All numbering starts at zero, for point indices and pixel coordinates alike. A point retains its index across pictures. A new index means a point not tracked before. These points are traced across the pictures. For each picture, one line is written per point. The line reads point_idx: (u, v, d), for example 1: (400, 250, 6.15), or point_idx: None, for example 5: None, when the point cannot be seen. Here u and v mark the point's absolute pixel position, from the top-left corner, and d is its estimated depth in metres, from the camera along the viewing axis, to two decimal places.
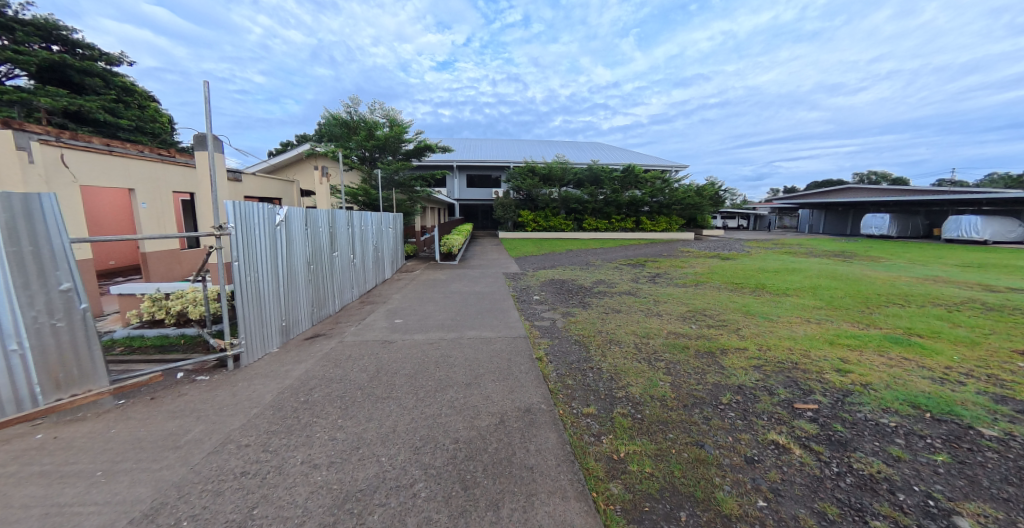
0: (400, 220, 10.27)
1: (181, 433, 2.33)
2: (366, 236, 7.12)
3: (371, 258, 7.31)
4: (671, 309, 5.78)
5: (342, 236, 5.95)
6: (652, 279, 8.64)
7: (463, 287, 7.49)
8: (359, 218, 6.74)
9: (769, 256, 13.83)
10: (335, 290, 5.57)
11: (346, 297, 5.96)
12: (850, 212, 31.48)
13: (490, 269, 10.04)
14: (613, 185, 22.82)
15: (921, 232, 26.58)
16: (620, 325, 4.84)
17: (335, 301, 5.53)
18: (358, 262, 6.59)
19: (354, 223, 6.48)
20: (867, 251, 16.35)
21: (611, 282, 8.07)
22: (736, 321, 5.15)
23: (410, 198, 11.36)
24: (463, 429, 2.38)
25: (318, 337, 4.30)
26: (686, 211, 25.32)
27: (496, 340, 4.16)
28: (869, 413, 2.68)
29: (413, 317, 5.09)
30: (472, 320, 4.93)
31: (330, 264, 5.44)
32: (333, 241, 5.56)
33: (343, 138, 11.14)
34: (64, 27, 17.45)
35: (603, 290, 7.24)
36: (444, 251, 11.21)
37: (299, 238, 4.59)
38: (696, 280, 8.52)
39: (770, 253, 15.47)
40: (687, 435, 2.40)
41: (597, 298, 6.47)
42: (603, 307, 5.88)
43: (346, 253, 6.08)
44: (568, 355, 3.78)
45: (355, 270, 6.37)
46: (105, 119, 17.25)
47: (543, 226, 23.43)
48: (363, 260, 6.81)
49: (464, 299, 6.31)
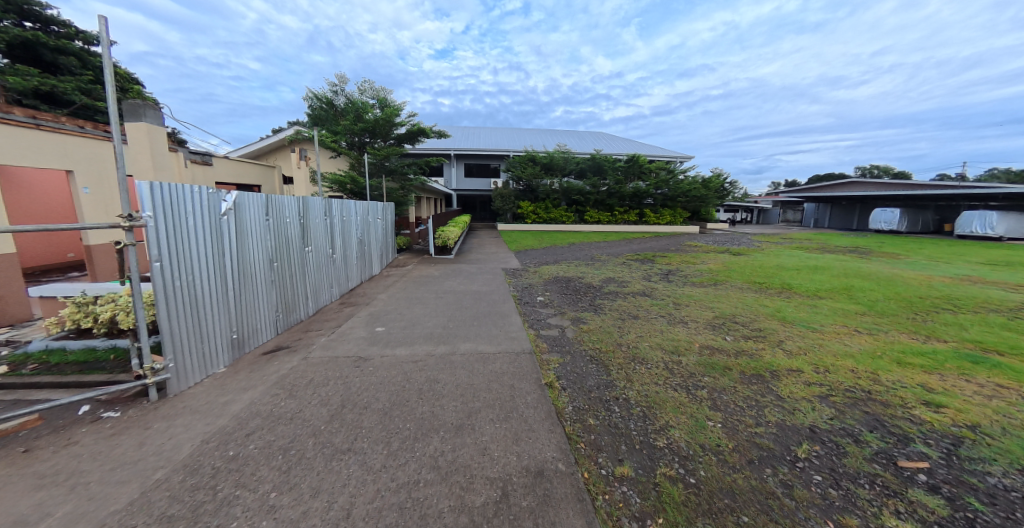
0: (392, 210, 9.54)
1: (32, 519, 1.57)
2: (350, 228, 6.36)
3: (355, 252, 6.51)
4: (696, 315, 5.03)
5: (318, 228, 5.15)
6: (665, 277, 7.94)
7: (457, 285, 6.72)
8: (342, 207, 5.99)
9: (781, 252, 13.19)
10: (310, 291, 4.84)
11: (323, 299, 5.19)
12: (857, 206, 30.80)
13: (488, 264, 9.26)
14: (616, 175, 21.94)
15: (931, 228, 25.89)
16: (641, 336, 4.12)
17: (308, 305, 4.76)
18: (339, 258, 5.81)
19: (335, 214, 5.70)
20: (883, 247, 15.65)
21: (621, 280, 7.35)
22: (776, 330, 4.42)
23: (402, 187, 10.50)
24: (448, 511, 1.64)
25: (278, 352, 3.53)
26: (691, 203, 24.49)
27: (495, 357, 3.41)
28: (1005, 478, 1.96)
29: (397, 325, 4.31)
30: (468, 329, 4.17)
31: (303, 260, 4.67)
32: (305, 234, 4.76)
33: (329, 121, 10.12)
34: (36, 3, 16.38)
35: (614, 290, 6.49)
36: (439, 243, 10.41)
37: (260, 230, 3.82)
38: (714, 278, 7.83)
39: (783, 248, 14.77)
40: (768, 518, 1.68)
41: (608, 300, 5.75)
42: (616, 311, 5.14)
43: (323, 248, 5.29)
44: (585, 379, 3.06)
45: (334, 266, 5.59)
46: (81, 102, 16.32)
47: (543, 218, 22.62)
48: (344, 255, 6.01)
49: (458, 300, 5.56)
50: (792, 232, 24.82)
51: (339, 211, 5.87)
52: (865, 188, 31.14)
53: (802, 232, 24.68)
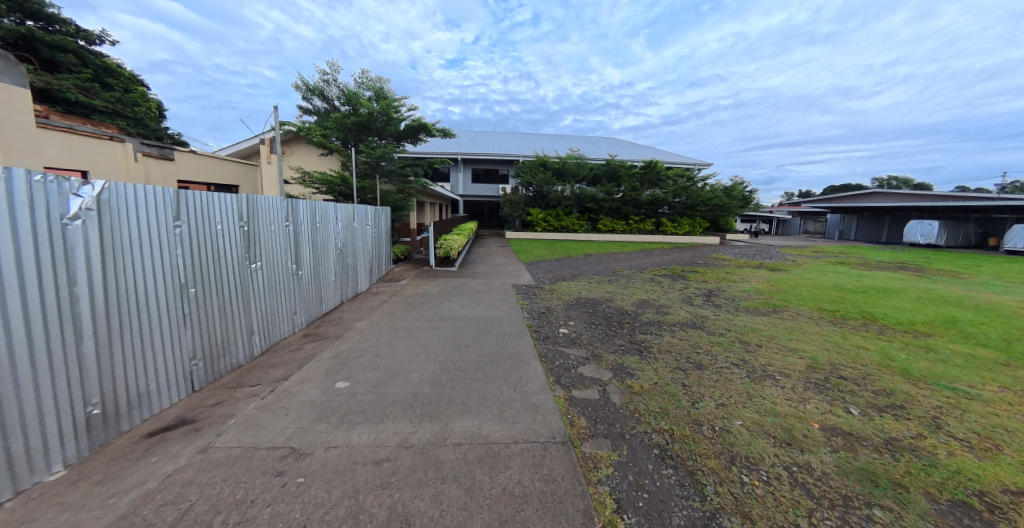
0: (388, 215, 8.42)
1: None
2: (327, 238, 5.20)
3: (331, 268, 5.28)
4: (781, 365, 3.67)
5: (271, 236, 3.89)
6: (708, 300, 6.61)
7: (458, 308, 5.46)
8: (313, 212, 4.82)
9: (826, 269, 11.72)
10: (257, 323, 3.61)
11: (276, 332, 3.93)
12: (886, 218, 28.99)
13: (496, 279, 7.99)
14: (631, 182, 20.70)
15: (973, 242, 24.00)
16: (724, 406, 2.80)
17: (249, 343, 3.48)
18: (305, 276, 4.56)
19: (303, 220, 4.54)
20: (934, 264, 14.04)
21: (659, 305, 6.00)
22: (915, 397, 3.04)
23: (400, 189, 9.36)
24: None
25: (172, 434, 2.25)
26: (711, 212, 23.00)
27: (510, 455, 2.10)
28: None
29: (368, 380, 3.04)
30: (469, 389, 2.89)
31: (243, 281, 3.41)
32: (246, 245, 3.48)
33: (318, 116, 8.97)
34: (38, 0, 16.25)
35: (654, 319, 5.15)
36: (441, 254, 9.18)
37: (167, 240, 2.63)
38: (769, 303, 6.48)
39: (822, 264, 13.29)
40: None
41: (653, 336, 4.45)
42: (669, 356, 3.82)
43: (280, 263, 4.04)
44: (668, 513, 1.76)
45: (296, 286, 4.33)
46: (78, 100, 16.20)
47: (554, 227, 21.40)
48: (314, 271, 4.77)
49: (458, 333, 4.28)
50: (821, 245, 23.18)
51: (307, 215, 4.64)
52: (896, 198, 29.35)
53: (833, 245, 23.02)
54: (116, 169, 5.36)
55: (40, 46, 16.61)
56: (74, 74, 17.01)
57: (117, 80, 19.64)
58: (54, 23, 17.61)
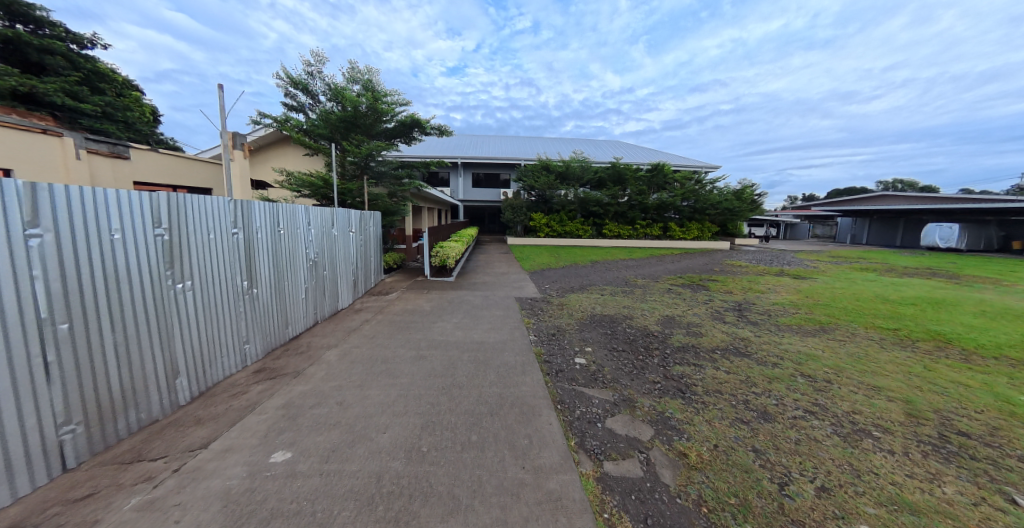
0: (378, 220, 7.64)
1: None
2: (295, 247, 4.41)
3: (299, 284, 4.43)
4: (872, 412, 2.79)
5: (206, 247, 3.03)
6: (741, 317, 5.75)
7: (452, 329, 4.61)
8: (273, 217, 3.99)
9: (855, 277, 10.83)
10: (183, 361, 2.75)
11: (215, 371, 3.06)
12: (901, 221, 28.05)
13: (498, 291, 7.14)
14: (638, 185, 19.96)
15: (995, 246, 23.01)
16: (829, 492, 1.92)
17: (169, 389, 2.60)
18: (261, 295, 3.71)
19: (258, 227, 3.71)
20: (966, 270, 13.13)
21: (688, 325, 5.13)
22: None
23: (392, 192, 8.59)
24: None
25: None
26: (721, 216, 22.17)
27: None
28: None
29: (319, 449, 2.18)
30: (458, 466, 2.03)
31: (157, 307, 2.53)
32: (166, 258, 2.61)
33: (302, 112, 8.24)
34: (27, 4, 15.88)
35: (687, 344, 4.28)
36: (437, 262, 8.37)
37: (19, 257, 1.73)
38: (813, 319, 5.62)
39: (847, 271, 12.42)
40: None
41: (691, 367, 3.59)
42: (722, 399, 2.96)
43: (222, 280, 3.19)
44: None
45: (245, 310, 3.47)
46: (65, 104, 15.66)
47: (558, 232, 20.59)
48: (273, 289, 3.92)
49: (451, 367, 3.43)
50: (837, 250, 22.22)
51: (262, 221, 3.79)
52: (910, 201, 28.45)
53: (849, 249, 22.08)
54: (53, 169, 4.63)
55: (28, 49, 16.02)
56: (63, 78, 16.54)
57: (110, 84, 19.13)
58: (44, 26, 17.05)
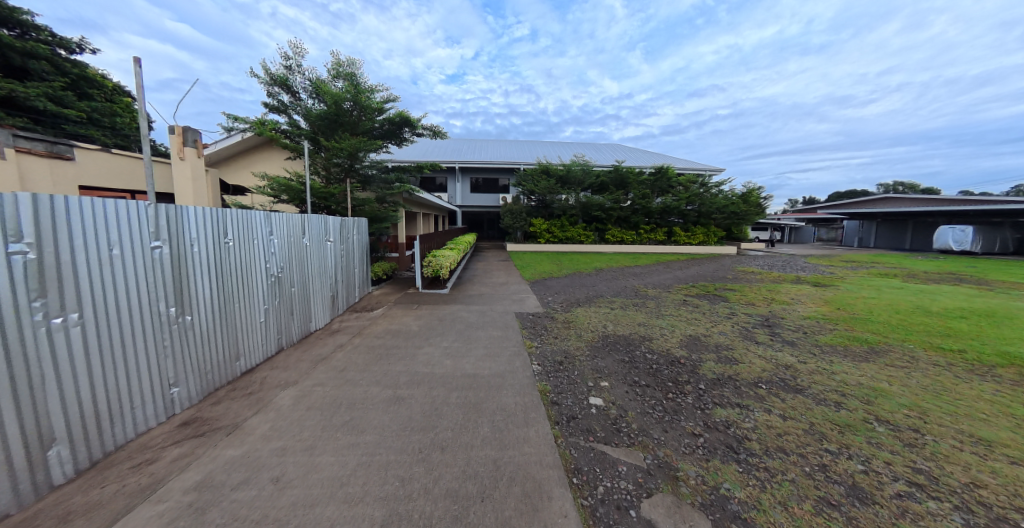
0: (363, 227, 6.94)
1: None
2: (249, 262, 3.66)
3: (253, 305, 3.68)
4: (1005, 485, 2.03)
5: (108, 266, 2.25)
6: (775, 336, 5.01)
7: (441, 357, 3.86)
8: (217, 225, 3.24)
9: (879, 285, 10.10)
10: (64, 423, 1.97)
11: (121, 429, 2.29)
12: (910, 224, 27.38)
13: (496, 305, 6.40)
14: (641, 189, 19.35)
15: (1011, 249, 22.26)
16: None
17: (33, 467, 1.82)
18: (196, 324, 2.94)
19: (193, 239, 2.94)
20: (992, 275, 12.38)
21: (716, 347, 4.38)
22: None
23: (380, 196, 7.91)
24: None
25: None
26: (727, 221, 21.48)
27: None
28: None
29: None
30: None
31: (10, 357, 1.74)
32: (30, 284, 1.83)
33: (278, 110, 7.47)
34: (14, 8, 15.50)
35: (724, 375, 3.53)
36: (430, 273, 7.65)
37: None
38: (858, 338, 4.89)
39: (868, 277, 11.68)
40: None
41: (736, 411, 2.86)
42: (791, 465, 2.21)
43: (133, 309, 2.41)
44: None
45: (171, 344, 2.69)
46: (48, 109, 15.09)
47: (559, 237, 19.89)
48: (215, 315, 3.16)
49: (433, 415, 2.69)
50: (848, 253, 21.47)
51: (199, 231, 3.03)
52: (919, 203, 27.81)
53: (860, 253, 21.36)
54: None
55: (10, 52, 15.35)
56: (46, 82, 15.96)
57: (99, 91, 18.64)
58: (29, 30, 16.50)
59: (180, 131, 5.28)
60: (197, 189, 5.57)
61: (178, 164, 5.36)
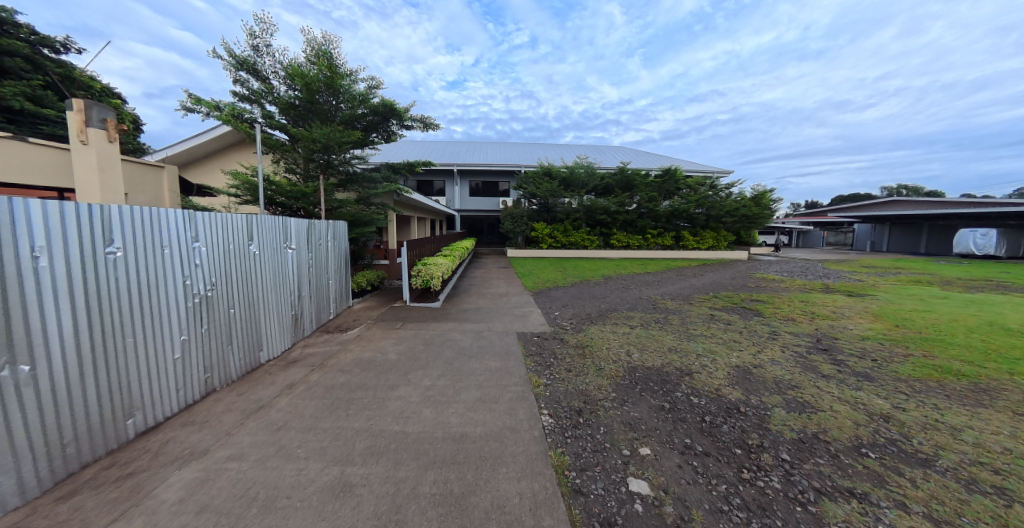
0: (340, 232, 5.99)
1: None
2: (154, 278, 2.65)
3: (158, 336, 2.67)
4: None
5: None
6: (840, 365, 4.02)
7: (419, 406, 2.88)
8: (93, 227, 2.21)
9: (920, 294, 9.09)
10: None
11: None
12: (925, 227, 26.43)
13: (494, 323, 5.41)
14: (647, 191, 18.45)
15: None
16: None
17: None
18: (40, 375, 1.89)
19: (37, 246, 1.92)
20: None
21: (778, 386, 3.38)
22: None
23: (360, 196, 6.98)
24: None
25: None
26: (738, 225, 20.52)
27: None
28: None
29: None
30: None
31: None
32: None
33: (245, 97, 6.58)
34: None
35: (807, 435, 2.56)
36: (420, 284, 6.70)
37: None
38: (948, 368, 3.89)
39: (902, 285, 10.68)
40: None
41: (854, 508, 1.88)
42: None
43: None
44: None
45: None
46: (25, 109, 14.23)
47: (562, 243, 18.93)
48: (82, 358, 2.12)
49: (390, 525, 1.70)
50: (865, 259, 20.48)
51: (54, 234, 2.00)
52: (934, 206, 26.87)
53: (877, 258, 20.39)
54: None
55: None
56: (24, 79, 15.10)
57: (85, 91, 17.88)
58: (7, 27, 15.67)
59: (81, 107, 4.25)
60: (107, 179, 4.49)
61: (78, 150, 4.30)
